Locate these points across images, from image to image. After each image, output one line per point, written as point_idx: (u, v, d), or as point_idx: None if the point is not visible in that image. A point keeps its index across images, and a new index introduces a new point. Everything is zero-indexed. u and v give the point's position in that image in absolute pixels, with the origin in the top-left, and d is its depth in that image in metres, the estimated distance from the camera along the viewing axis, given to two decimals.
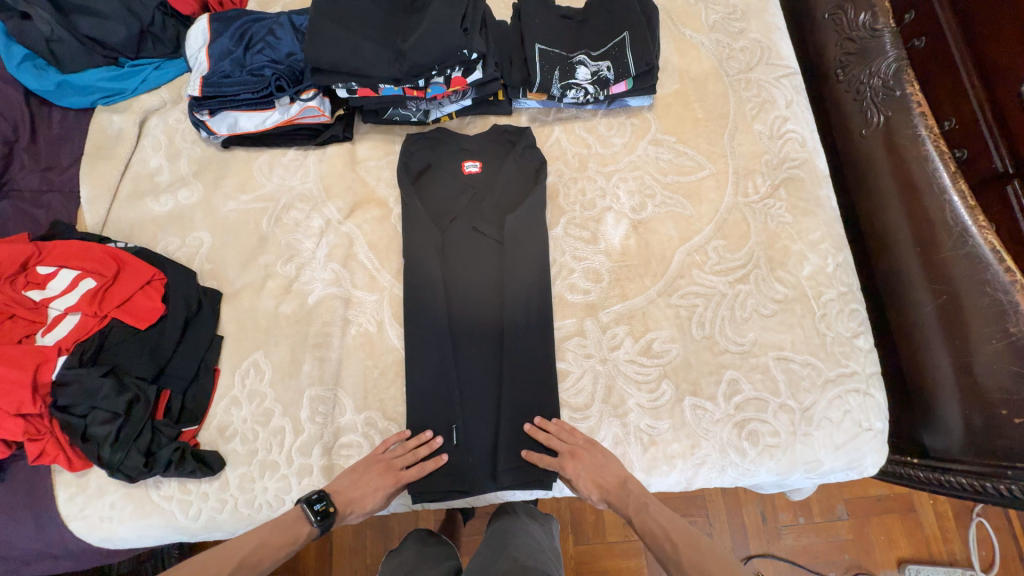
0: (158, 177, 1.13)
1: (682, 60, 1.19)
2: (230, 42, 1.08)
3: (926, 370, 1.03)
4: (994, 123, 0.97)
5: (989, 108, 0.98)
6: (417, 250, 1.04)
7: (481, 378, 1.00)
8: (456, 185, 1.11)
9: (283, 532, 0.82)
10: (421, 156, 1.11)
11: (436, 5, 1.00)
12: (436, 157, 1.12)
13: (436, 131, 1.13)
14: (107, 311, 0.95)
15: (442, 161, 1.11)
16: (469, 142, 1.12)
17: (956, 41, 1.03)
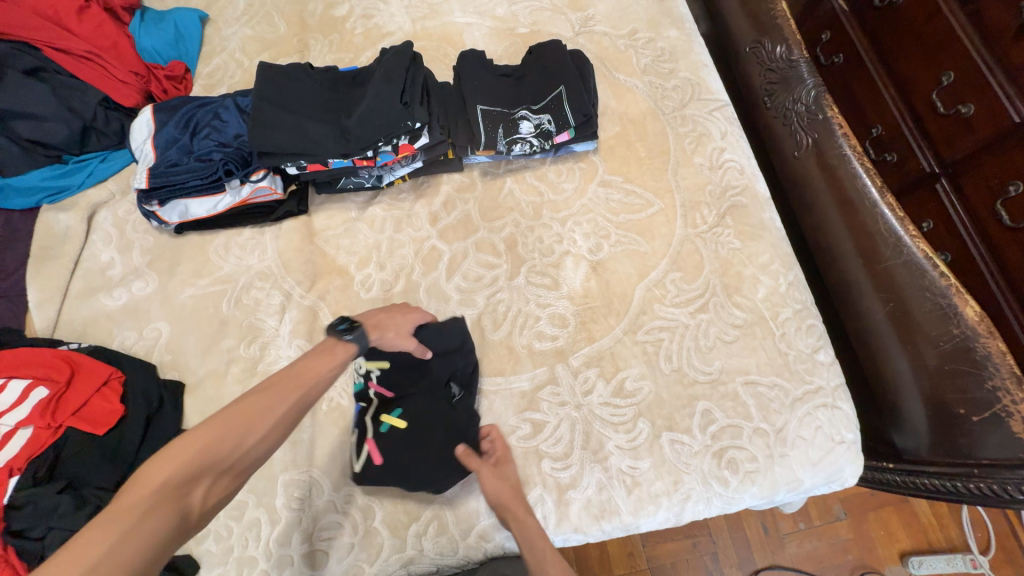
0: (110, 271, 1.10)
1: (619, 104, 1.25)
2: (176, 130, 1.09)
3: (888, 375, 1.06)
4: (914, 127, 1.15)
5: (907, 114, 1.16)
6: (404, 463, 0.91)
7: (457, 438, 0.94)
8: (433, 396, 0.97)
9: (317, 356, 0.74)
10: (365, 423, 0.95)
11: (376, 80, 1.04)
12: (411, 407, 0.96)
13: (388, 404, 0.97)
14: (62, 421, 0.91)
15: (417, 411, 0.95)
16: (398, 372, 0.98)
17: (870, 57, 1.24)
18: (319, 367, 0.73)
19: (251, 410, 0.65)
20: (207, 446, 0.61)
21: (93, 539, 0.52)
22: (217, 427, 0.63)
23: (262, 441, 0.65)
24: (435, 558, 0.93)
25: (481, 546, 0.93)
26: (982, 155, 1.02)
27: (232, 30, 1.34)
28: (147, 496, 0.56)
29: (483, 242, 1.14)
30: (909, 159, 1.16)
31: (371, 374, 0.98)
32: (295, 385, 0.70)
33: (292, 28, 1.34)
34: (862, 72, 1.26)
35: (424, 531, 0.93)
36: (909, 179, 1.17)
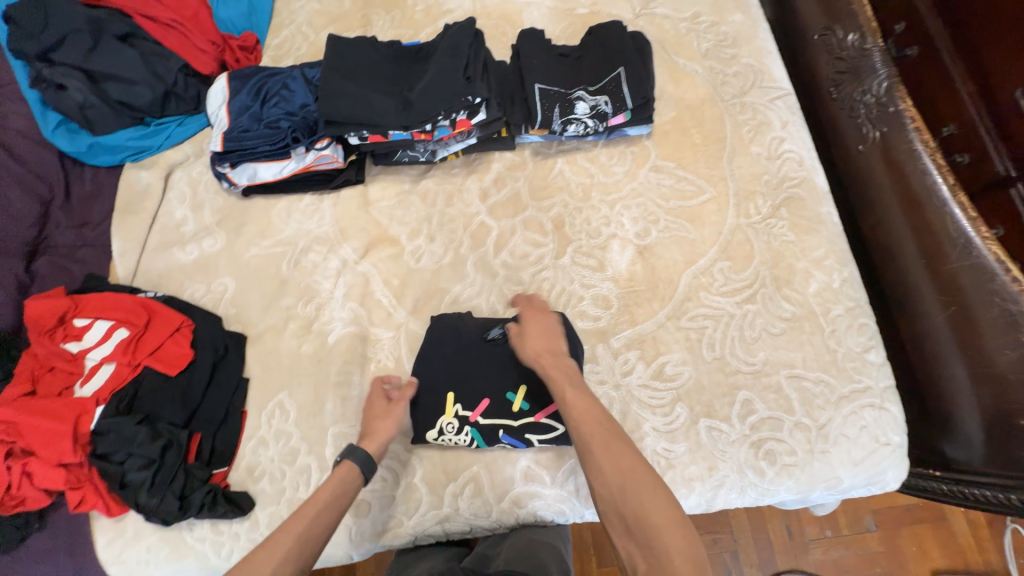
0: (183, 227, 1.19)
1: (677, 88, 1.24)
2: (248, 97, 1.15)
3: (945, 382, 1.02)
4: (992, 126, 0.99)
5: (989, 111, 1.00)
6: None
7: (543, 368, 0.98)
8: (488, 363, 1.00)
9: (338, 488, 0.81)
10: (516, 429, 0.96)
11: (439, 55, 1.07)
12: (504, 385, 0.98)
13: (467, 403, 0.97)
14: (139, 360, 1.00)
15: (505, 380, 0.98)
16: (462, 389, 0.98)
17: (947, 44, 1.06)
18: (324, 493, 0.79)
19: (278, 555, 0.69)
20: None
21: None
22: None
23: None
24: (469, 518, 0.97)
25: (513, 512, 0.97)
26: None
27: (301, 3, 1.39)
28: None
29: (530, 221, 1.16)
30: (983, 161, 1.00)
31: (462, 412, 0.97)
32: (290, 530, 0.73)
33: (357, 3, 1.38)
34: (933, 61, 1.09)
35: (461, 491, 0.98)
36: (976, 186, 1.02)
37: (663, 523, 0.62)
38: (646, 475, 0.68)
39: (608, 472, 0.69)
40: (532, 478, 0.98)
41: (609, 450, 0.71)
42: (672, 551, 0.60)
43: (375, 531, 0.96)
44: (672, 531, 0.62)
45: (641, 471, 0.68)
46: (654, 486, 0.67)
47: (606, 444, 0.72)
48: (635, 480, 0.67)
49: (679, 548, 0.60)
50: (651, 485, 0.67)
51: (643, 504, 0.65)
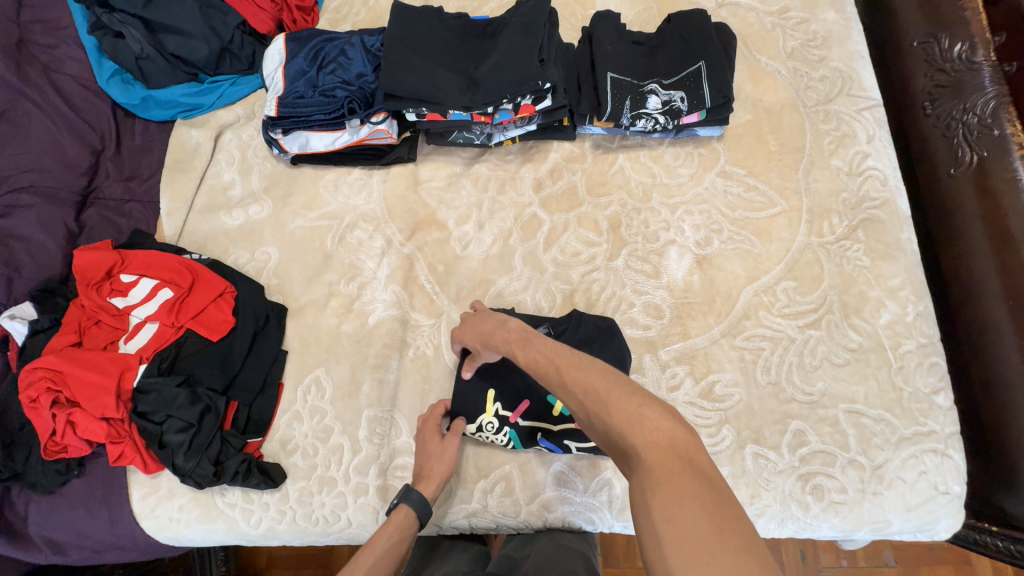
0: (230, 191, 1.17)
1: (756, 89, 1.15)
2: (305, 62, 1.11)
3: (1012, 434, 0.95)
4: None
5: None
6: None
7: None
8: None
9: (397, 528, 0.83)
10: (555, 433, 0.93)
11: (510, 33, 1.00)
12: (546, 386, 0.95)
13: (509, 400, 0.96)
14: (183, 322, 0.99)
15: None
16: (505, 387, 0.97)
17: None
18: (384, 535, 0.81)
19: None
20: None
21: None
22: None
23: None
24: (496, 516, 0.95)
25: (541, 514, 0.95)
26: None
27: None
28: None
29: (585, 218, 1.10)
30: None
31: (502, 409, 0.95)
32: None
33: None
34: None
35: (491, 489, 0.96)
36: None
37: (627, 425, 0.57)
38: (600, 382, 0.63)
39: (569, 388, 0.66)
40: (564, 484, 0.96)
41: (566, 381, 0.66)
42: (641, 446, 0.56)
43: None
44: (640, 426, 0.57)
45: (591, 382, 0.63)
46: (612, 383, 0.62)
47: (557, 360, 0.69)
48: (590, 397, 0.62)
49: (653, 444, 0.55)
50: (606, 390, 0.62)
51: (607, 404, 0.60)
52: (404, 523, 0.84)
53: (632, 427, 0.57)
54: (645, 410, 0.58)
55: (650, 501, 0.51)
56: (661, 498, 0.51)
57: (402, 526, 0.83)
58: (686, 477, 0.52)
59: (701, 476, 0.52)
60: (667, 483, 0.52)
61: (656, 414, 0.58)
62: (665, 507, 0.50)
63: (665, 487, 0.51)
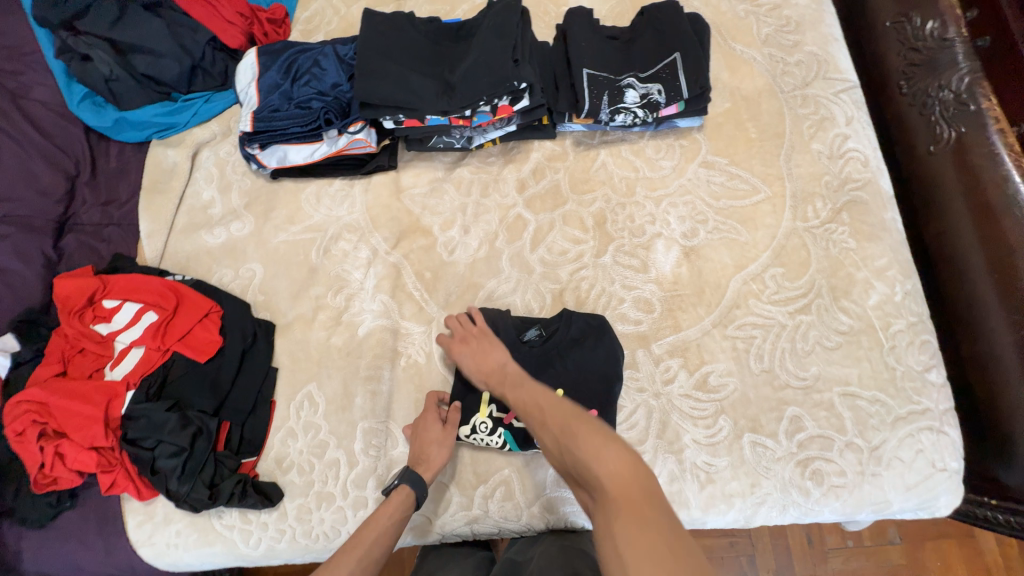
0: (211, 209, 1.15)
1: (733, 77, 1.15)
2: (279, 75, 1.10)
3: (1004, 407, 0.95)
4: None
5: None
6: (593, 382, 0.95)
7: (580, 369, 0.95)
8: (525, 364, 0.96)
9: (396, 507, 0.84)
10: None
11: (482, 35, 0.99)
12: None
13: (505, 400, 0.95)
14: (169, 345, 0.98)
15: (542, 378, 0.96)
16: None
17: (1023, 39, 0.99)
18: (384, 515, 0.82)
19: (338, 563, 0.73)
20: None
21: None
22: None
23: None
24: (498, 520, 0.95)
25: (542, 515, 0.94)
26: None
27: None
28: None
29: (570, 216, 1.10)
30: None
31: (497, 410, 0.95)
32: (355, 550, 0.76)
33: None
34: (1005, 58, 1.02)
35: (491, 494, 0.95)
36: None
37: (593, 456, 0.60)
38: (572, 420, 0.66)
39: (544, 430, 0.69)
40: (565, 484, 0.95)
41: (543, 422, 0.69)
42: (605, 475, 0.58)
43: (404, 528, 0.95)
44: (603, 457, 0.59)
45: (564, 421, 0.66)
46: (582, 420, 0.65)
47: (535, 400, 0.72)
48: (563, 432, 0.65)
49: (616, 474, 0.58)
50: (575, 426, 0.65)
51: (577, 437, 0.63)
52: (402, 503, 0.85)
53: (598, 456, 0.59)
54: (607, 449, 0.60)
55: (615, 529, 0.53)
56: (624, 525, 0.53)
57: (400, 506, 0.84)
58: (648, 509, 0.54)
59: (662, 511, 0.55)
60: (629, 513, 0.54)
61: (619, 446, 0.60)
62: (629, 534, 0.52)
63: (628, 514, 0.54)
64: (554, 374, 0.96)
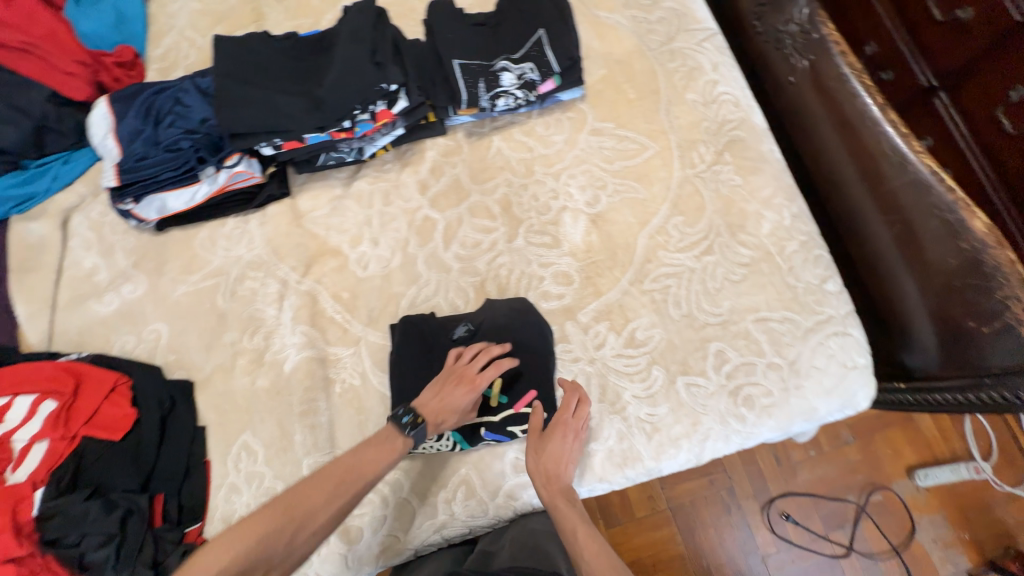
0: (96, 277, 1.07)
1: (603, 44, 1.18)
2: (137, 121, 1.02)
3: (897, 299, 1.05)
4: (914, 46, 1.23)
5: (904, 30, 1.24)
6: (529, 364, 0.97)
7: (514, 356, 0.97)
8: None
9: (380, 445, 0.82)
10: (497, 424, 0.94)
11: (341, 44, 0.98)
12: None
13: None
14: (76, 430, 0.90)
15: None
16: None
17: None
18: (372, 458, 0.80)
19: (305, 508, 0.72)
20: (258, 536, 0.68)
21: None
22: (258, 526, 0.69)
23: (306, 538, 0.71)
24: (465, 520, 0.94)
25: (507, 504, 0.95)
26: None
27: (179, 4, 1.27)
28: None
29: (476, 207, 1.10)
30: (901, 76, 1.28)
31: None
32: (337, 485, 0.75)
33: None
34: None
35: (453, 496, 0.95)
36: (905, 97, 1.28)
37: None
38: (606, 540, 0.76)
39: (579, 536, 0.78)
40: (523, 469, 0.96)
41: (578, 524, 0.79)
42: None
43: (371, 554, 0.92)
44: None
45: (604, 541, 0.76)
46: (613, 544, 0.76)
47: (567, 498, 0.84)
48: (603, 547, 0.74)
49: None
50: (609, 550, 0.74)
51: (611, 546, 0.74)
52: (394, 450, 0.81)
53: None
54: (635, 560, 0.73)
55: None
56: None
57: (390, 452, 0.81)
58: None
59: None
60: None
61: None
62: None
63: None
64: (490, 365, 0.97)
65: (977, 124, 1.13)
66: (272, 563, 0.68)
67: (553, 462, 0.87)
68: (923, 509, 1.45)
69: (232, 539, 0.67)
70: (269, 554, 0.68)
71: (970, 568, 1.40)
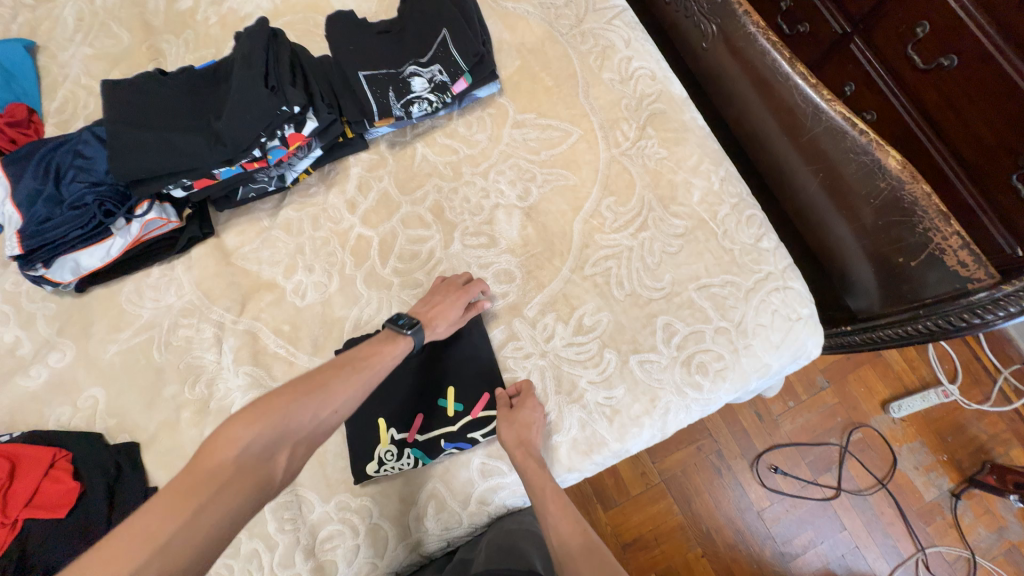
0: (19, 350, 1.02)
1: (514, 35, 1.17)
2: (36, 180, 0.97)
3: (833, 245, 1.07)
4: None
5: None
6: (478, 367, 0.98)
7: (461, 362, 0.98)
8: (412, 377, 0.97)
9: (381, 342, 0.83)
10: (457, 432, 0.93)
11: (235, 70, 0.94)
12: (433, 394, 0.96)
13: (406, 419, 0.94)
14: (15, 516, 0.85)
15: (432, 386, 0.97)
16: (393, 412, 0.95)
17: None
18: (387, 349, 0.81)
19: (319, 385, 0.71)
20: (278, 413, 0.66)
21: (178, 511, 0.57)
22: (280, 402, 0.67)
23: (332, 411, 0.71)
24: (441, 532, 0.93)
25: (480, 510, 0.94)
26: (961, 99, 1.02)
27: (69, 52, 1.21)
28: (228, 468, 0.62)
29: (409, 217, 1.08)
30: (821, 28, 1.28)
31: (398, 433, 0.93)
32: (352, 367, 0.76)
33: (138, 35, 1.22)
34: None
35: (424, 512, 0.93)
36: (828, 44, 1.28)
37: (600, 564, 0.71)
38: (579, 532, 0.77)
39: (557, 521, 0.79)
40: (491, 473, 0.95)
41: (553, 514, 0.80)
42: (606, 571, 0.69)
43: None
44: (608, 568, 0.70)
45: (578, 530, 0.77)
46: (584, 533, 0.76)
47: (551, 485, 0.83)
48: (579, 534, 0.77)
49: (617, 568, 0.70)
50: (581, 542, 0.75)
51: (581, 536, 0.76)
52: (397, 344, 0.83)
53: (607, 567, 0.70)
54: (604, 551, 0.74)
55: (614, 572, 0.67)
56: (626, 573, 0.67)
57: (394, 346, 0.83)
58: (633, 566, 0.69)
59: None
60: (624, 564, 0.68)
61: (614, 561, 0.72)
62: None
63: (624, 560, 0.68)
64: (441, 374, 0.98)
65: (889, 60, 1.15)
66: (301, 433, 0.67)
67: (525, 428, 0.89)
68: (901, 439, 1.49)
69: (250, 415, 0.65)
70: (298, 425, 0.67)
71: (952, 487, 1.45)
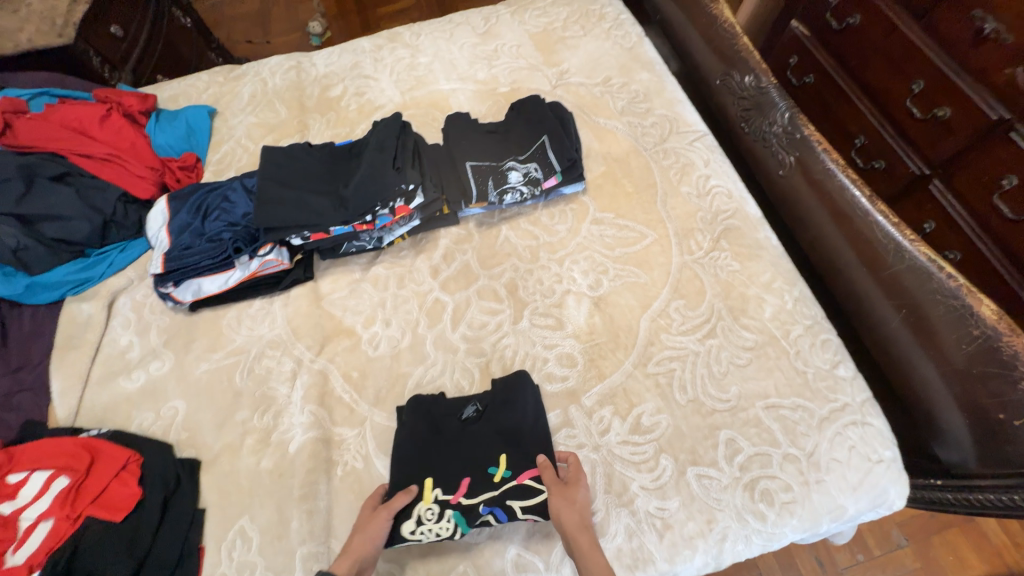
0: (128, 353, 1.15)
1: (602, 145, 1.31)
2: (189, 216, 1.16)
3: (916, 385, 1.01)
4: (896, 136, 1.35)
5: (886, 124, 1.37)
6: (530, 443, 0.96)
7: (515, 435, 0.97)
8: (466, 444, 0.97)
9: None
10: (496, 498, 0.90)
11: (370, 151, 1.13)
12: (482, 463, 0.94)
13: (451, 484, 0.92)
14: (81, 510, 0.91)
15: (483, 455, 0.95)
16: (440, 473, 0.93)
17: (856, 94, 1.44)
18: None
19: None
20: None
21: None
22: None
23: None
24: None
25: None
26: None
27: (238, 118, 1.50)
28: None
29: (484, 289, 1.16)
30: (897, 166, 1.35)
31: (441, 494, 0.90)
32: None
33: (293, 112, 1.49)
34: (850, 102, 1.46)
35: None
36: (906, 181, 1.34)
37: None
38: None
39: None
40: (525, 567, 0.89)
41: None
42: None
43: None
44: None
45: None
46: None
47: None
48: None
49: None
50: None
51: None
52: None
53: None
54: None
55: None
56: None
57: None
58: None
59: None
60: None
61: None
62: None
63: None
64: (493, 445, 0.96)
65: (973, 205, 1.19)
66: None
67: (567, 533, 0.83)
68: None
69: None
70: None
71: None
